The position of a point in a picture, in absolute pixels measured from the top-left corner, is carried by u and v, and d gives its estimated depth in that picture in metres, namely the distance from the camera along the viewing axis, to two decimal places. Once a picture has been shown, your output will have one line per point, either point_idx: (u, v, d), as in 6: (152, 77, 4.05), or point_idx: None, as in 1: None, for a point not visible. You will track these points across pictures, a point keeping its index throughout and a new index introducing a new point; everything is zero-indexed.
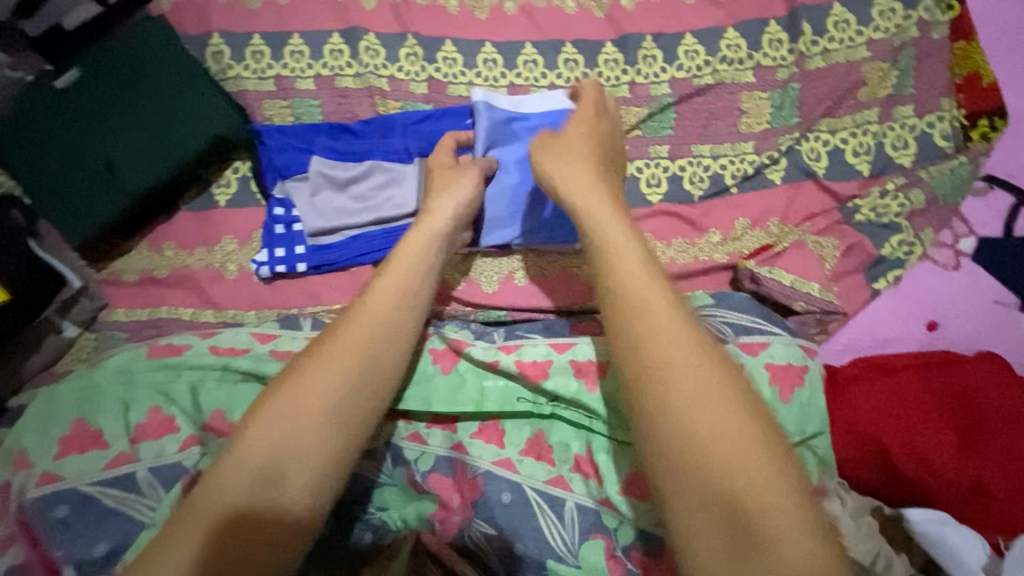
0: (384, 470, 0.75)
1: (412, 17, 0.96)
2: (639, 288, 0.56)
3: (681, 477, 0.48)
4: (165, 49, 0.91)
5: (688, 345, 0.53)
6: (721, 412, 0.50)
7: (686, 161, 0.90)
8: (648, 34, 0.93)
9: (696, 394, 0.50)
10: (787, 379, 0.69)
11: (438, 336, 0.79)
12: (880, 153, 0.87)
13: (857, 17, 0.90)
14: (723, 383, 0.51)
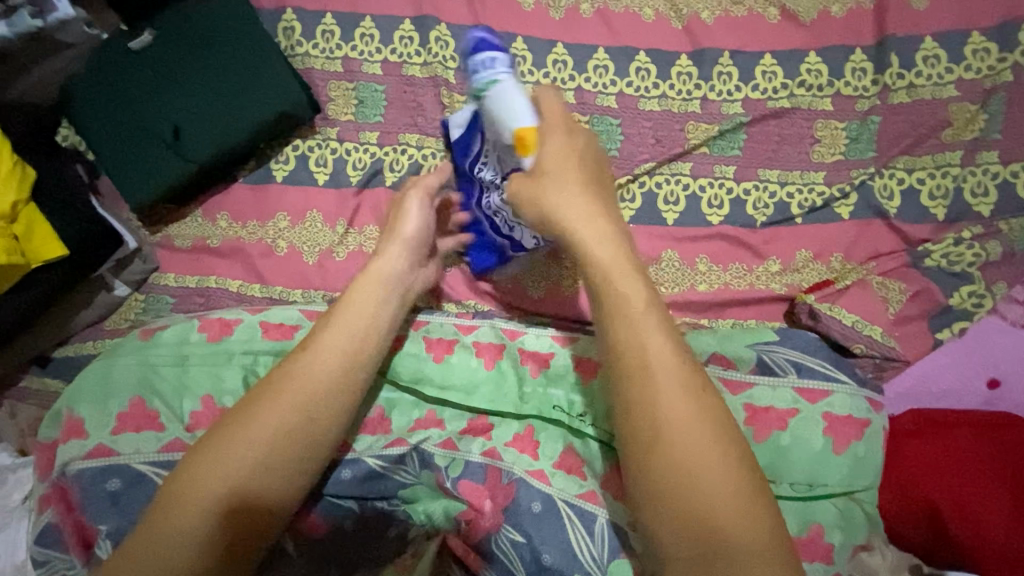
0: (410, 473, 0.74)
1: (485, 10, 0.95)
2: (654, 348, 0.60)
3: (669, 512, 0.55)
4: (240, 18, 0.90)
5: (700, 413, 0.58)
6: (726, 483, 0.55)
7: (752, 185, 0.88)
8: (726, 51, 0.91)
9: (687, 432, 0.57)
10: (842, 430, 0.68)
11: (491, 330, 0.80)
12: (958, 198, 0.84)
13: (948, 54, 0.86)
14: (723, 454, 0.56)
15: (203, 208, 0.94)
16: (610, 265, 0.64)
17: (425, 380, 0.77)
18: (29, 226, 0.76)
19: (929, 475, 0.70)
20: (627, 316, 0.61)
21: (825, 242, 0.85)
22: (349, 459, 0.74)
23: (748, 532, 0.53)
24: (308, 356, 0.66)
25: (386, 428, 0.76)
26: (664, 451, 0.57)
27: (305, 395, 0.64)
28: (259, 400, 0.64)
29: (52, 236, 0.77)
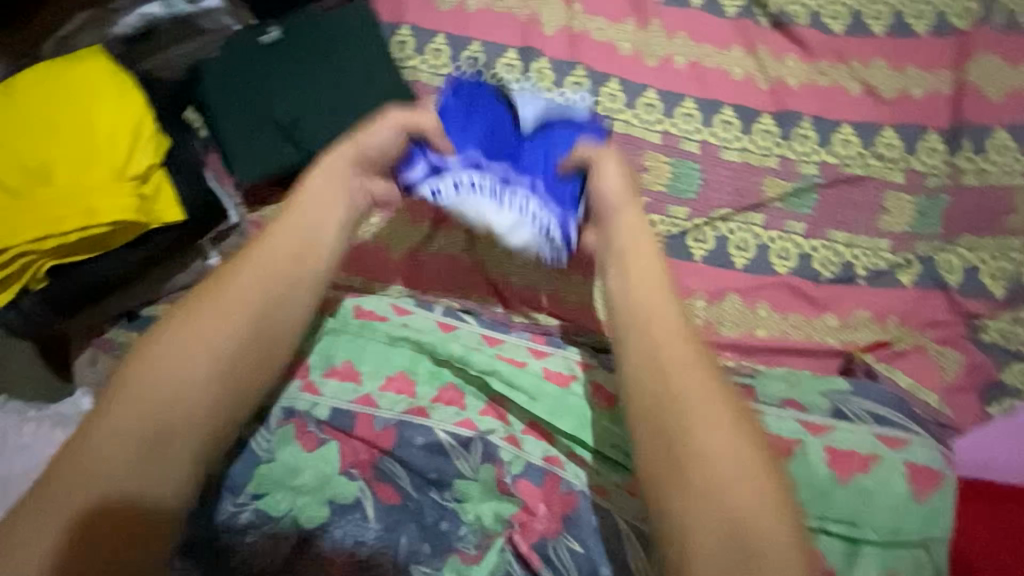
0: (471, 463, 0.76)
1: (585, 49, 1.02)
2: (666, 344, 0.56)
3: (674, 496, 0.50)
4: (364, 28, 0.99)
5: (711, 390, 0.54)
6: (736, 450, 0.51)
7: (819, 243, 0.92)
8: (807, 116, 0.97)
9: (662, 370, 0.55)
10: (920, 478, 0.70)
11: (562, 360, 0.83)
12: (1017, 281, 0.88)
13: (1018, 146, 0.91)
14: (733, 424, 0.52)
15: (298, 194, 1.00)
16: (625, 262, 0.63)
17: (495, 374, 0.80)
18: (157, 189, 0.82)
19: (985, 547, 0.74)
20: (650, 311, 0.59)
21: (887, 305, 0.89)
22: (422, 427, 0.76)
23: (752, 505, 0.48)
24: (210, 310, 0.61)
25: (460, 405, 0.79)
26: (676, 431, 0.52)
27: (188, 353, 0.59)
28: (145, 344, 0.59)
29: (174, 202, 0.83)
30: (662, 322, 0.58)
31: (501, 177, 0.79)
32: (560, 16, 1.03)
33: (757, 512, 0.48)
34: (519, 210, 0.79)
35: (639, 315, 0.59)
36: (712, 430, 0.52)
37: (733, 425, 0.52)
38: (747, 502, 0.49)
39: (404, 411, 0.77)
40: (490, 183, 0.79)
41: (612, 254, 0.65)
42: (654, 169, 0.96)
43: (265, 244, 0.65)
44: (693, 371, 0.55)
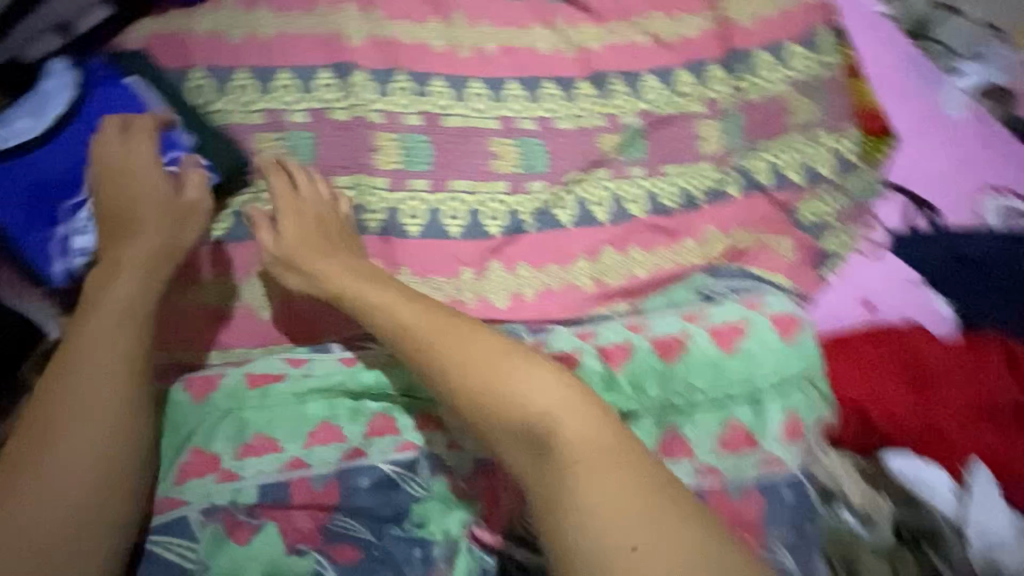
0: (421, 483, 0.78)
1: (400, 54, 1.01)
2: (546, 400, 0.70)
3: (570, 530, 0.64)
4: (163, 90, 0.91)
5: (611, 446, 0.68)
6: (618, 484, 0.65)
7: (659, 180, 1.03)
8: (615, 73, 1.07)
9: (577, 442, 0.67)
10: (782, 325, 0.85)
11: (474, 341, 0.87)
12: (807, 168, 1.06)
13: (777, 60, 1.10)
14: (623, 473, 0.66)
15: None
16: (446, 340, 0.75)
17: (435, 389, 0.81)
18: None
19: (850, 382, 0.87)
20: (494, 381, 0.71)
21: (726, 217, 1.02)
22: (363, 467, 0.78)
23: (623, 504, 0.64)
24: (42, 419, 0.70)
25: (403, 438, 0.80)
26: (558, 478, 0.66)
27: (36, 455, 0.68)
28: (50, 379, 0.72)
29: None
30: (538, 400, 0.70)
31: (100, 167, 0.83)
32: (364, 26, 1.01)
33: (627, 529, 0.63)
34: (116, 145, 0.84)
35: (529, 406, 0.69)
36: (583, 498, 0.65)
37: (633, 472, 0.66)
38: (626, 540, 0.63)
39: (340, 460, 0.78)
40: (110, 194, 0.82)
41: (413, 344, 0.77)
42: (502, 153, 1.00)
43: (64, 365, 0.73)
44: (588, 483, 0.65)
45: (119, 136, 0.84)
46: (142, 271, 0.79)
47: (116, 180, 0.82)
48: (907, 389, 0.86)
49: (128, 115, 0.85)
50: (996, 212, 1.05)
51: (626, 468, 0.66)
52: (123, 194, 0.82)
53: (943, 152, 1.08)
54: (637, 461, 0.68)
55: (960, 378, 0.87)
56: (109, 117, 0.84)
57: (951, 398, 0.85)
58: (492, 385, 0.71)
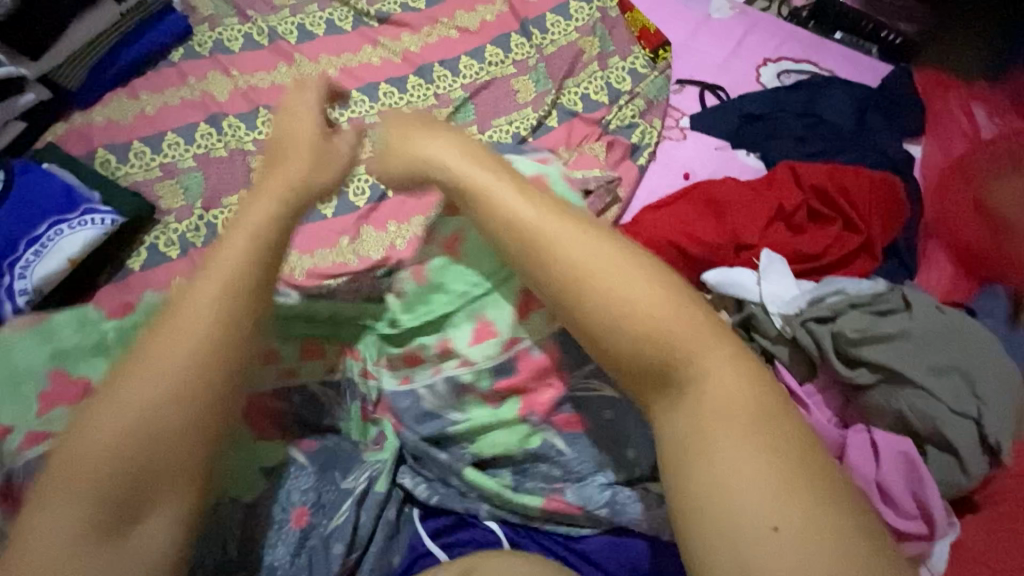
0: (344, 408, 0.90)
1: (259, 96, 1.25)
2: (680, 325, 0.63)
3: (694, 471, 0.57)
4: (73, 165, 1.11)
5: (716, 342, 0.63)
6: (742, 389, 0.60)
7: (491, 131, 1.24)
8: (436, 63, 1.30)
9: (682, 336, 0.62)
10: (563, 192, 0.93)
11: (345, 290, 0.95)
12: (611, 87, 1.27)
13: (562, 16, 1.33)
14: (745, 382, 0.60)
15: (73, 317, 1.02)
16: (542, 222, 0.70)
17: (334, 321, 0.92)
18: None
19: (665, 228, 1.02)
20: (636, 302, 0.64)
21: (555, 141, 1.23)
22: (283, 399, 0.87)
23: (753, 445, 0.56)
24: (164, 357, 0.62)
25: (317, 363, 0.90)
26: (696, 434, 0.58)
27: (120, 428, 0.58)
28: (129, 365, 0.62)
29: None
30: (630, 294, 0.64)
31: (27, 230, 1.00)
32: (227, 84, 1.26)
33: (752, 473, 0.54)
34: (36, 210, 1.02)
35: (610, 303, 0.64)
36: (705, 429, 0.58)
37: (745, 378, 0.61)
38: (745, 486, 0.54)
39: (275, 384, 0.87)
40: (31, 250, 0.99)
41: (536, 241, 0.69)
42: None
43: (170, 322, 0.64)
44: (733, 442, 0.57)
45: (39, 203, 1.03)
46: (254, 234, 0.72)
47: (45, 235, 1.00)
48: (708, 218, 1.03)
49: (42, 187, 1.04)
50: (772, 77, 1.27)
51: (733, 418, 0.58)
52: (52, 243, 1.00)
53: (717, 47, 1.32)
54: (785, 412, 0.59)
55: (753, 200, 1.04)
56: (22, 196, 1.03)
57: (749, 216, 1.02)
58: (608, 301, 0.64)
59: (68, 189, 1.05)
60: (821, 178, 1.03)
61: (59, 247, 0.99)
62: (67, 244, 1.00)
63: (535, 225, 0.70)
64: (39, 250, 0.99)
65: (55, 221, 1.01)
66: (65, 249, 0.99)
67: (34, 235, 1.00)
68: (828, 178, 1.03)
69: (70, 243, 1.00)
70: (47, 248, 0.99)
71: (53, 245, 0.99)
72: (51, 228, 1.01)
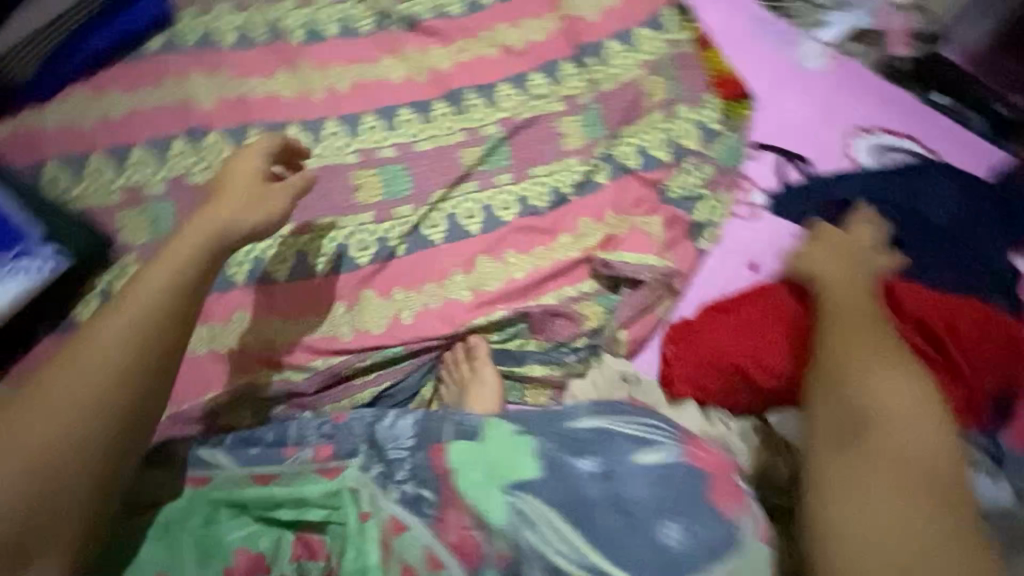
0: None
1: (251, 108, 1.03)
2: (898, 401, 0.72)
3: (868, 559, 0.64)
4: (14, 184, 0.91)
5: (951, 450, 0.70)
6: (926, 519, 0.65)
7: (527, 183, 1.03)
8: (469, 89, 1.08)
9: (901, 412, 0.71)
10: None
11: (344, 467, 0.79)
12: (675, 143, 1.06)
13: (625, 47, 1.12)
14: (920, 501, 0.66)
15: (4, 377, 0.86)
16: (839, 308, 0.83)
17: (279, 507, 0.76)
18: None
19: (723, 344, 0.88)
20: (889, 385, 0.73)
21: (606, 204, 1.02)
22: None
23: (932, 533, 0.64)
24: (102, 334, 0.69)
25: (263, 564, 0.74)
26: (835, 491, 0.69)
27: (13, 464, 0.62)
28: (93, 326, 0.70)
29: None
30: (913, 390, 0.72)
31: None
32: (215, 90, 1.03)
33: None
34: None
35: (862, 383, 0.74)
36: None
37: (929, 504, 0.66)
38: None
39: None
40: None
41: (829, 311, 0.83)
42: (365, 184, 1.00)
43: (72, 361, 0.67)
44: (903, 509, 0.66)
45: None
46: (184, 262, 0.74)
47: None
48: (782, 339, 0.87)
49: None
50: (863, 152, 1.08)
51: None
52: None
53: (805, 105, 1.12)
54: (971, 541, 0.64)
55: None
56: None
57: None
58: (864, 392, 0.73)
59: (12, 223, 0.87)
60: (938, 319, 0.84)
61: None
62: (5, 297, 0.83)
63: (828, 295, 0.84)
64: None
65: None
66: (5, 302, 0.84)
67: None
68: (936, 311, 0.85)
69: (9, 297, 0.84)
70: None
71: None
72: None
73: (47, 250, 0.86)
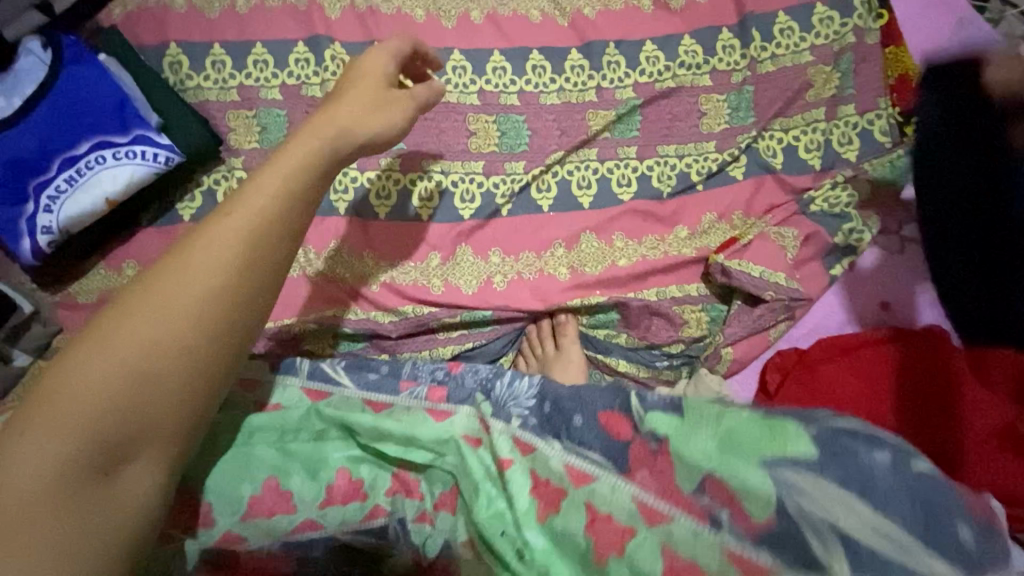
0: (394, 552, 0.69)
1: (378, 25, 0.96)
2: None
3: None
4: (135, 64, 0.89)
5: None
6: None
7: (653, 161, 0.94)
8: (611, 42, 0.97)
9: None
10: None
11: (461, 411, 0.72)
12: (829, 149, 0.94)
13: (799, 25, 0.96)
14: None
15: (105, 258, 0.86)
16: None
17: (388, 437, 0.69)
18: None
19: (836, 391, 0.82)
20: None
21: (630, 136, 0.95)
22: (319, 539, 0.67)
23: None
24: (195, 253, 0.54)
25: (361, 494, 0.69)
26: None
27: (108, 368, 0.49)
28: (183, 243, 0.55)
29: None
30: None
31: (71, 145, 0.81)
32: None
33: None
34: (88, 122, 0.82)
35: None
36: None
37: None
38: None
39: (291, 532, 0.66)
40: (64, 175, 0.80)
41: None
42: (481, 130, 0.93)
43: (184, 257, 0.54)
44: None
45: (89, 112, 0.83)
46: (297, 179, 0.60)
47: (89, 158, 0.81)
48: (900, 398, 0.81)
49: (98, 87, 0.83)
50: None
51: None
52: (94, 171, 0.81)
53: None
54: None
55: (927, 400, 0.80)
56: (67, 97, 0.82)
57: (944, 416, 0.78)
58: None
59: (126, 102, 0.84)
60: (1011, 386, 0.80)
61: (103, 178, 0.81)
62: (111, 178, 0.81)
63: None
64: (77, 177, 0.81)
65: (104, 143, 0.82)
66: (110, 183, 0.81)
67: (75, 154, 0.81)
68: None
69: (114, 179, 0.81)
70: (89, 178, 0.81)
71: (93, 174, 0.81)
72: (94, 150, 0.82)
73: (160, 138, 0.83)
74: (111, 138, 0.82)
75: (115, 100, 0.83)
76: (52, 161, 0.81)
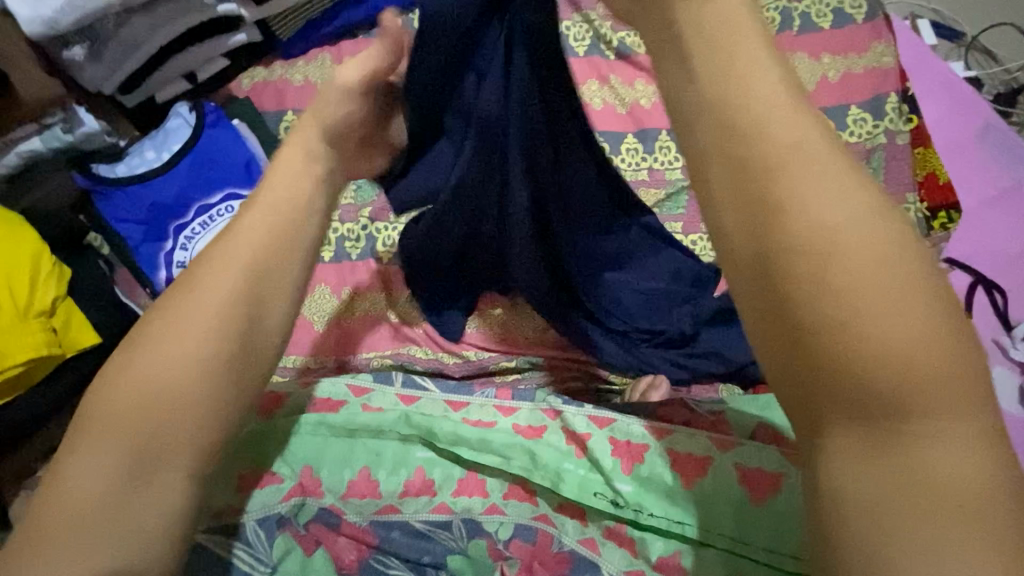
0: (457, 537, 0.73)
1: None
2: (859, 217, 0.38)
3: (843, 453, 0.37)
4: (257, 125, 1.04)
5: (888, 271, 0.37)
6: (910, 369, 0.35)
7: (697, 236, 1.04)
8: (663, 130, 1.10)
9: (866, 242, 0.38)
10: None
11: (525, 413, 0.82)
12: None
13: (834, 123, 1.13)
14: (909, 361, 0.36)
15: None
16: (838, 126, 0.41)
17: (464, 442, 0.78)
18: (66, 318, 0.87)
19: None
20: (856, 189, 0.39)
21: (523, 40, 0.67)
22: (396, 521, 0.73)
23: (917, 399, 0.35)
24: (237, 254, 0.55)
25: (431, 491, 0.76)
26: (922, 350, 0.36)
27: (142, 377, 0.49)
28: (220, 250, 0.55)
29: (87, 326, 0.89)
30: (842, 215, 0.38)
31: (205, 196, 0.98)
32: None
33: (864, 262, 0.37)
34: (219, 177, 0.99)
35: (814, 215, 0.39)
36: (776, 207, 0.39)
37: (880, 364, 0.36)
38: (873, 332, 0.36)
39: (373, 512, 0.74)
40: (199, 219, 0.97)
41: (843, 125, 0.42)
42: None
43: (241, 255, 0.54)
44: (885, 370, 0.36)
45: (218, 169, 0.99)
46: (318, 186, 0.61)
47: (216, 207, 0.98)
48: None
49: (229, 147, 1.00)
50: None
51: (829, 166, 0.40)
52: (220, 216, 0.97)
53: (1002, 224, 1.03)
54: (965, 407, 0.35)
55: None
56: (206, 154, 0.99)
57: None
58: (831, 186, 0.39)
59: (253, 160, 1.01)
60: None
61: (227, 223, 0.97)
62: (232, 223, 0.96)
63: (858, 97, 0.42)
64: (207, 221, 0.97)
65: (232, 195, 0.98)
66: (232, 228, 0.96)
67: (207, 202, 0.98)
68: None
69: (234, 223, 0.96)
70: (217, 222, 0.97)
71: (219, 220, 0.97)
72: (222, 200, 0.98)
73: None
74: (236, 193, 0.99)
75: (242, 160, 1.00)
76: (188, 209, 0.97)
